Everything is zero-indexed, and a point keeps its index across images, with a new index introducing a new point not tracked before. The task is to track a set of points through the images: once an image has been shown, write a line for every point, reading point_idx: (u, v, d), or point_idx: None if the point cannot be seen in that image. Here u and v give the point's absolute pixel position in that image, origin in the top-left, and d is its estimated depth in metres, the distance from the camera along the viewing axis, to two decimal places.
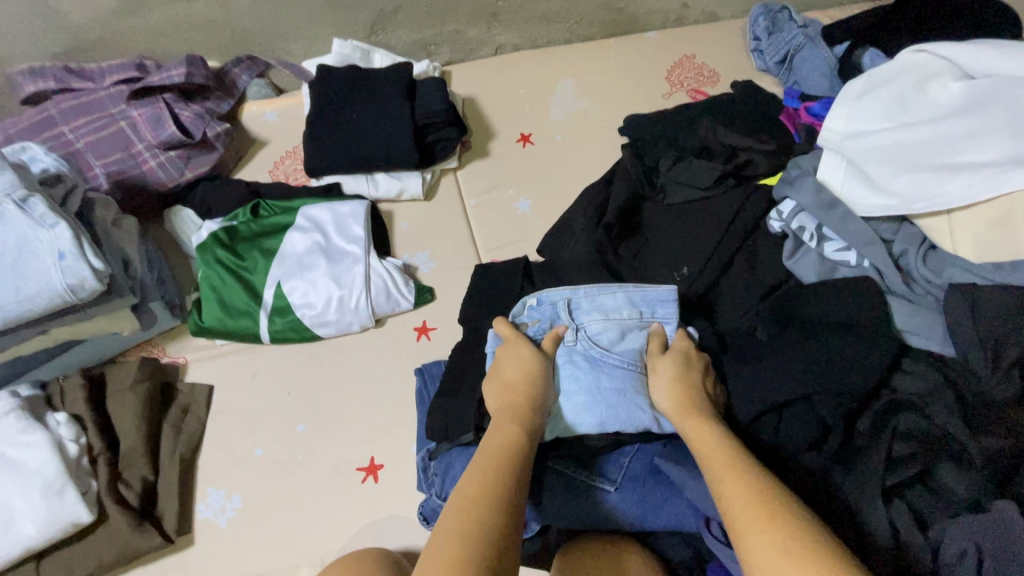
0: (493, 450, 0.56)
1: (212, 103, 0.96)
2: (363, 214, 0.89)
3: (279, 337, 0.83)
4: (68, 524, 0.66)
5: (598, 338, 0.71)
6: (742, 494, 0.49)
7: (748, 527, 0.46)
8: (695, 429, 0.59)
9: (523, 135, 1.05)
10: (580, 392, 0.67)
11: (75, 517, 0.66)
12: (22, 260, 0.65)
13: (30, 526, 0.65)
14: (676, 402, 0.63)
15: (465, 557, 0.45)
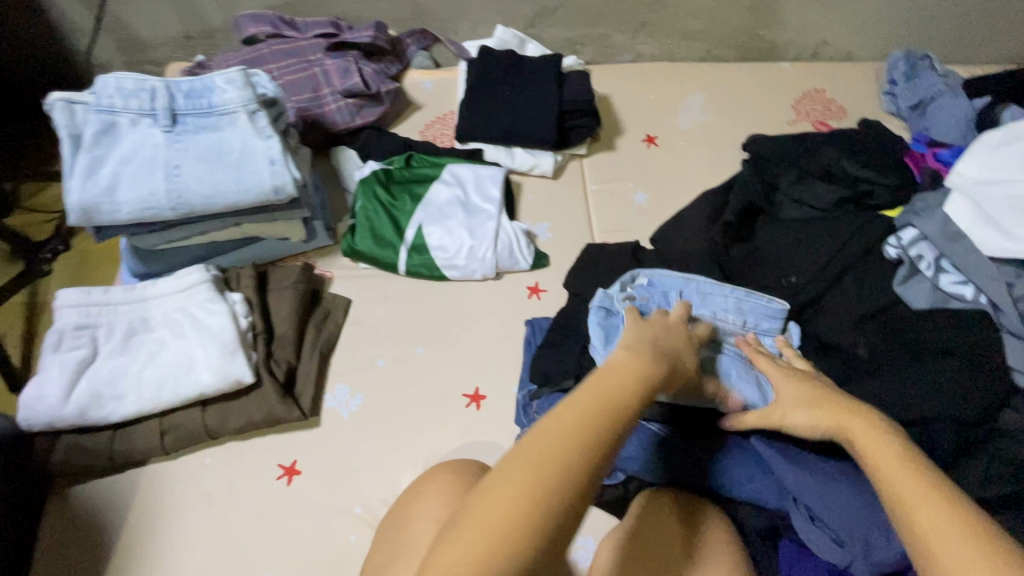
0: (606, 389, 0.49)
1: (385, 65, 1.10)
2: (501, 179, 1.00)
3: (412, 271, 0.94)
4: (233, 381, 0.79)
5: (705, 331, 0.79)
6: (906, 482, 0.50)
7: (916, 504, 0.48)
8: (858, 436, 0.56)
9: (649, 137, 1.13)
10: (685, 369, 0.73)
11: (239, 376, 0.79)
12: (243, 159, 0.79)
13: (205, 376, 0.78)
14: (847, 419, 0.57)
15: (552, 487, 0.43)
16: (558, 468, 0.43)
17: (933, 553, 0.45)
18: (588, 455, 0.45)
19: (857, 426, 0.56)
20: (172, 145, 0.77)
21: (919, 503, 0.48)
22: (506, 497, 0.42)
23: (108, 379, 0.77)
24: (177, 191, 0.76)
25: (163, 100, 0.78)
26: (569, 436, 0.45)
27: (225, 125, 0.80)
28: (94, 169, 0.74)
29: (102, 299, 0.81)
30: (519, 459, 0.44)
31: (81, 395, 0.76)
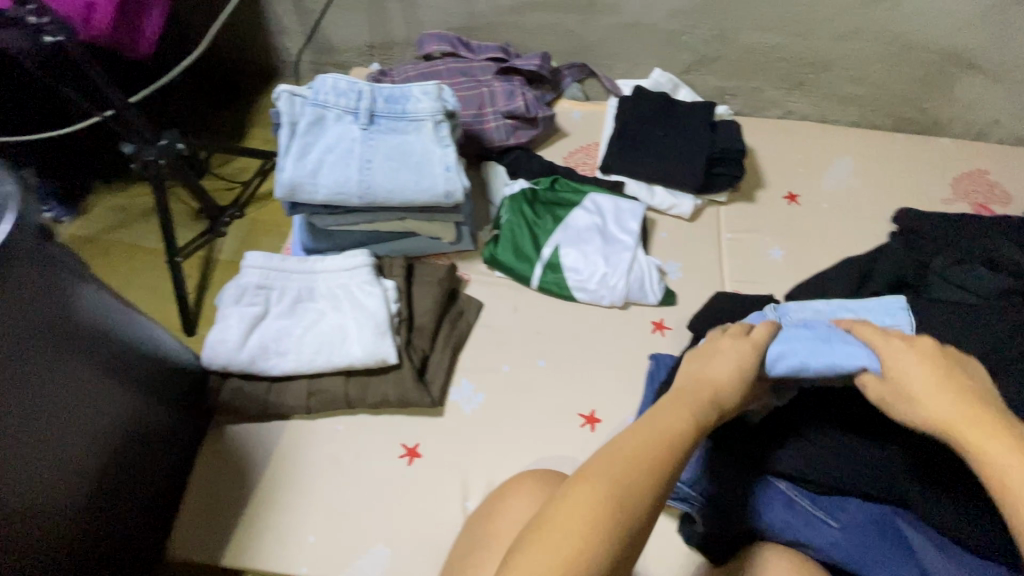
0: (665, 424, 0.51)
1: (543, 92, 1.17)
2: (640, 214, 1.03)
3: (544, 287, 0.99)
4: (379, 359, 0.86)
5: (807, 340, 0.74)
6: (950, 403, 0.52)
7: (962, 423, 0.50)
8: (899, 364, 0.56)
9: (790, 195, 1.13)
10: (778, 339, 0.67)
11: (385, 356, 0.86)
12: (423, 162, 0.87)
13: (356, 349, 0.86)
14: (955, 411, 0.51)
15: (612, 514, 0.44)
16: (623, 493, 0.45)
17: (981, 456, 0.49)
18: (648, 483, 0.46)
19: (976, 426, 0.49)
20: (367, 141, 0.87)
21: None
22: (576, 511, 0.44)
23: (274, 336, 0.87)
24: (366, 182, 0.85)
25: (367, 101, 0.88)
26: (632, 477, 0.46)
27: (413, 130, 0.89)
28: (304, 153, 0.84)
29: (280, 265, 0.91)
30: (580, 484, 0.46)
31: (253, 346, 0.86)
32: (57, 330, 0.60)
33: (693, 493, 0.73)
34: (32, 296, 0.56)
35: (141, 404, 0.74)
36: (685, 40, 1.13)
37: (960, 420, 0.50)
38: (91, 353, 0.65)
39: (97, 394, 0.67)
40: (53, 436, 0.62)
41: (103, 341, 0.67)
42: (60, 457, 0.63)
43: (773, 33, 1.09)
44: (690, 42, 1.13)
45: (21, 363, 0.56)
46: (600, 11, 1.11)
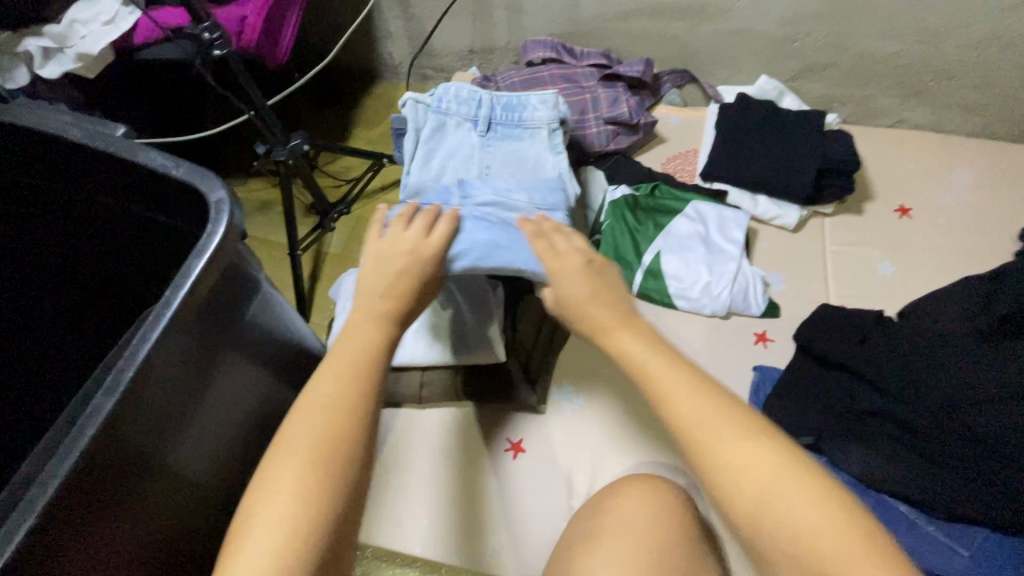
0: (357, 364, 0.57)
1: (642, 98, 1.18)
2: (744, 224, 1.03)
3: (645, 293, 1.00)
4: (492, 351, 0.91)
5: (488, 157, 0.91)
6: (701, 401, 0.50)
7: (699, 416, 0.49)
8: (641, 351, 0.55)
9: (901, 207, 1.09)
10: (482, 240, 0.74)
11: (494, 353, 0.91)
12: (537, 169, 0.91)
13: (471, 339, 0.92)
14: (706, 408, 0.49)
15: (315, 481, 0.51)
16: (326, 449, 0.52)
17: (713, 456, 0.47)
18: (344, 432, 0.53)
19: (695, 393, 0.50)
20: (485, 148, 0.91)
21: (779, 488, 0.45)
22: (282, 485, 0.50)
23: None
24: (484, 187, 0.89)
25: (486, 110, 0.92)
26: (328, 435, 0.53)
27: (528, 138, 0.92)
28: (428, 159, 0.89)
29: None
30: (282, 455, 0.52)
31: None
32: (240, 332, 0.67)
33: None
34: (232, 298, 0.64)
35: (285, 395, 0.81)
36: (796, 46, 1.10)
37: (674, 382, 0.51)
38: (251, 352, 0.71)
39: (257, 386, 0.74)
40: (213, 425, 0.67)
41: (267, 338, 0.74)
42: (222, 445, 0.69)
43: (894, 40, 1.05)
44: (801, 49, 1.11)
45: (213, 360, 0.63)
46: (709, 18, 1.10)
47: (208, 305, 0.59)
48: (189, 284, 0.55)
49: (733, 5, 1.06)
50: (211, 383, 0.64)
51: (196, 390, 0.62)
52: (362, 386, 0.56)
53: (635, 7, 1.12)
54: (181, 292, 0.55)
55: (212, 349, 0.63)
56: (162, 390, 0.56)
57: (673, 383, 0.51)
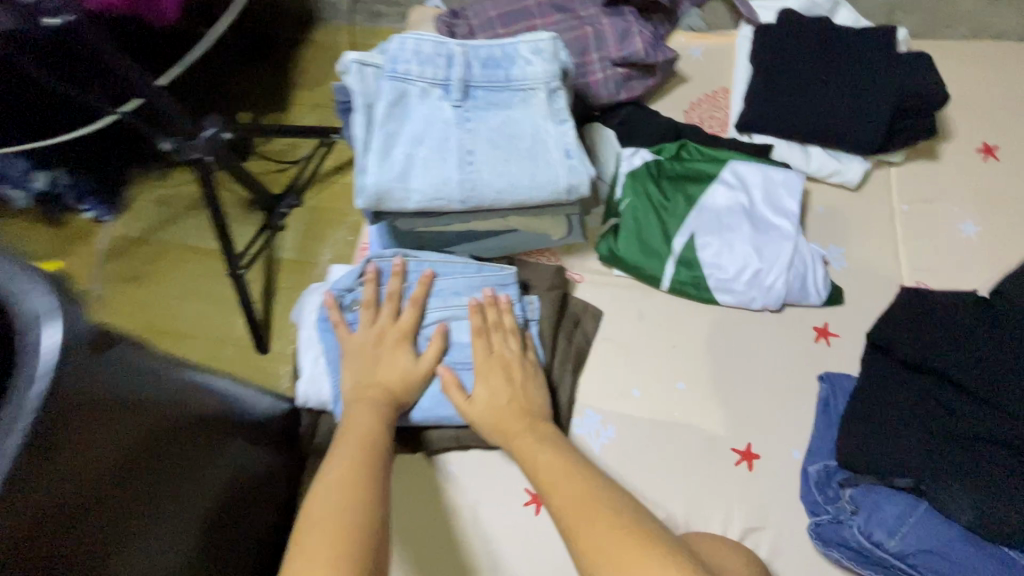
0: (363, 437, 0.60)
1: (657, 27, 0.92)
2: (798, 188, 0.81)
3: (678, 288, 0.81)
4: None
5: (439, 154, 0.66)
6: (547, 469, 0.59)
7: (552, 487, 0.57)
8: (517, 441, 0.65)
9: (986, 146, 0.87)
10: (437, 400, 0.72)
11: None
12: (537, 148, 0.67)
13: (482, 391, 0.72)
14: (555, 469, 0.59)
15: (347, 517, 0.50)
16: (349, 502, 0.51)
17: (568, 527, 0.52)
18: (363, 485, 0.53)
19: (570, 478, 0.57)
20: (463, 124, 0.67)
21: (624, 547, 0.49)
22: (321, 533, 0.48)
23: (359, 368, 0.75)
24: (468, 180, 0.66)
25: (459, 69, 0.67)
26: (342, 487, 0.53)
27: (521, 104, 0.68)
28: (388, 149, 0.65)
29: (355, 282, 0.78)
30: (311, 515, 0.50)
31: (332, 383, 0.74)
32: (154, 397, 0.48)
33: (906, 567, 0.61)
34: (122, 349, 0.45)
35: (240, 456, 0.62)
36: None
37: (550, 474, 0.59)
38: (178, 411, 0.52)
39: (195, 469, 0.53)
40: (153, 521, 0.47)
41: (186, 402, 0.54)
42: (175, 541, 0.50)
43: None
44: None
45: (124, 438, 0.44)
46: None
47: (84, 389, 0.39)
48: (55, 354, 0.37)
49: None
50: (128, 475, 0.45)
51: (99, 502, 0.42)
52: (366, 452, 0.58)
53: None
54: (41, 373, 0.36)
55: (118, 424, 0.44)
56: (50, 516, 0.37)
57: (554, 472, 0.59)
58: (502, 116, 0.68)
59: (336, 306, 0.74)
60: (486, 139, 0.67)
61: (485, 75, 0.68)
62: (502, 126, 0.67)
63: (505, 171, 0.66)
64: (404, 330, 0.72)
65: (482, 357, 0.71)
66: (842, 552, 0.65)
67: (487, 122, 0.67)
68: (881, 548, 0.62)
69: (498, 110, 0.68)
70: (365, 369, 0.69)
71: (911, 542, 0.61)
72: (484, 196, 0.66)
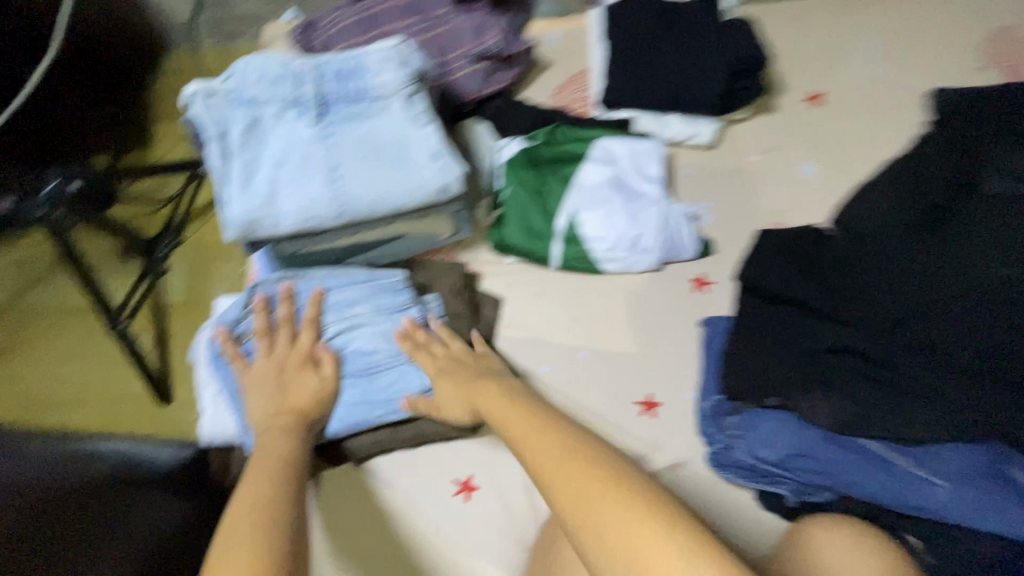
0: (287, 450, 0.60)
1: (512, 17, 0.94)
2: (659, 156, 0.88)
3: (568, 265, 0.86)
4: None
5: (302, 174, 0.66)
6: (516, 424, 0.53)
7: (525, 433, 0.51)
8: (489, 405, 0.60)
9: (813, 95, 0.98)
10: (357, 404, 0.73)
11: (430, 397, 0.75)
12: (404, 153, 0.69)
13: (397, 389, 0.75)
14: (518, 419, 0.54)
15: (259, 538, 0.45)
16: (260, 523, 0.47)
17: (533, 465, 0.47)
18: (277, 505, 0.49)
19: (536, 435, 0.50)
20: (325, 140, 0.67)
21: (579, 476, 0.43)
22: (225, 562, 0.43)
23: None
24: (338, 195, 0.66)
25: (311, 86, 0.67)
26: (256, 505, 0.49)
27: (381, 113, 0.69)
28: (248, 176, 0.65)
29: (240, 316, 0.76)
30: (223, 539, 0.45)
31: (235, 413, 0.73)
32: None
33: (784, 471, 0.70)
34: None
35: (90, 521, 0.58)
36: None
37: (524, 436, 0.50)
38: None
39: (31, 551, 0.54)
40: None
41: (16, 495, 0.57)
42: None
43: None
44: None
45: None
46: None
47: None
48: None
49: None
50: None
51: None
52: (285, 468, 0.55)
53: None
54: None
55: None
56: None
57: (516, 419, 0.54)
58: (363, 126, 0.69)
59: (229, 339, 0.73)
60: (350, 153, 0.67)
61: (336, 88, 0.69)
62: (365, 137, 0.68)
63: (376, 182, 0.67)
64: (303, 354, 0.72)
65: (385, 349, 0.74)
66: (733, 471, 0.74)
67: (349, 135, 0.68)
68: (762, 462, 0.71)
69: (359, 123, 0.69)
70: (274, 396, 0.68)
71: (786, 451, 0.69)
72: (357, 209, 0.67)
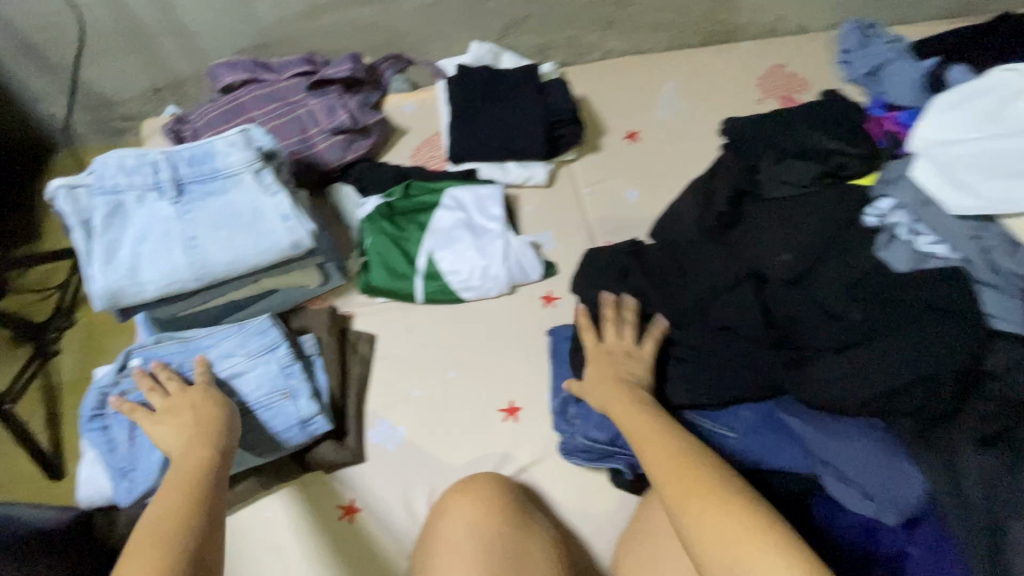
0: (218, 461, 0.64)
1: (366, 95, 1.10)
2: (500, 197, 1.03)
3: (431, 298, 0.97)
4: (311, 434, 0.82)
5: (161, 246, 0.75)
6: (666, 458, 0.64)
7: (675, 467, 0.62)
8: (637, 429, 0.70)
9: (630, 133, 1.17)
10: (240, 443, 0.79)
11: (318, 429, 0.82)
12: (256, 219, 0.80)
13: (275, 426, 0.81)
14: (669, 453, 0.64)
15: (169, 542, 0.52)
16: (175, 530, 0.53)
17: (685, 503, 0.58)
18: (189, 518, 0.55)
19: (658, 445, 0.66)
20: (184, 215, 0.77)
21: (704, 507, 0.57)
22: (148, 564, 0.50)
23: (141, 446, 0.76)
24: (196, 260, 0.76)
25: (166, 172, 0.78)
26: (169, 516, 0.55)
27: (233, 187, 0.80)
28: (111, 253, 0.74)
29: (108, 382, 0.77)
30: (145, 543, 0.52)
31: (113, 471, 0.75)
32: None
33: (618, 448, 0.82)
34: None
35: None
36: (489, 6, 1.09)
37: (643, 439, 0.68)
38: None
39: None
40: None
41: None
42: None
43: None
44: (495, 8, 1.10)
45: None
46: None
47: None
48: None
49: None
50: None
51: None
52: (196, 483, 0.60)
53: (315, 3, 1.02)
54: None
55: None
56: None
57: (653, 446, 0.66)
58: (218, 201, 0.79)
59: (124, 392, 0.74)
60: (206, 224, 0.78)
61: (191, 171, 0.79)
62: (219, 209, 0.79)
63: (232, 247, 0.78)
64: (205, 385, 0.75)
65: (266, 390, 0.81)
66: (582, 457, 0.84)
67: (205, 209, 0.78)
68: (598, 443, 0.82)
69: (214, 198, 0.79)
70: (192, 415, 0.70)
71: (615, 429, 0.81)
72: (216, 271, 0.77)
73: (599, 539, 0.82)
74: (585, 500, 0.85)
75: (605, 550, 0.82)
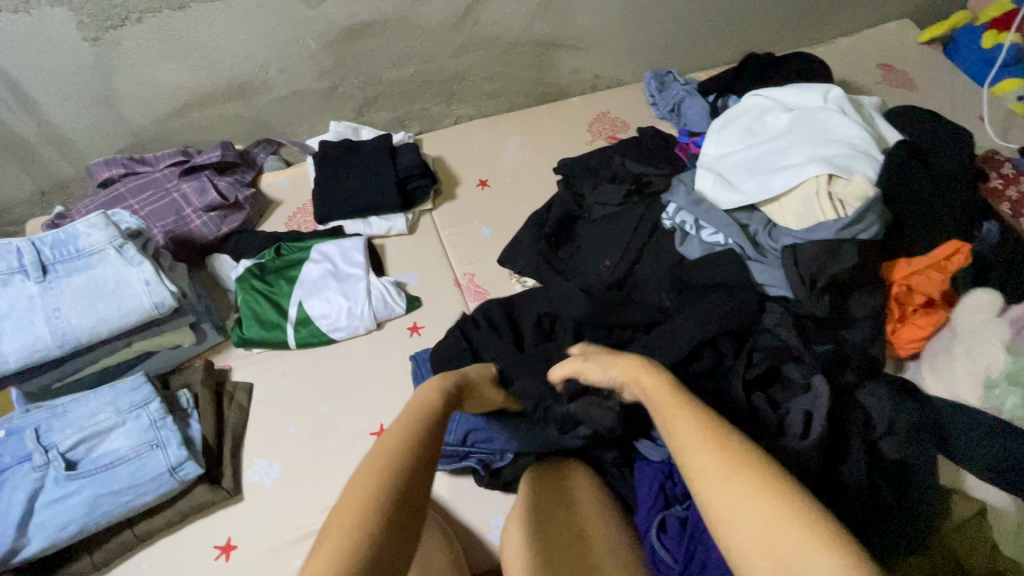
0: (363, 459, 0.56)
1: (240, 175, 1.24)
2: (363, 246, 1.16)
3: (303, 342, 1.07)
4: (181, 480, 0.87)
5: (25, 320, 0.84)
6: (690, 431, 0.55)
7: (698, 447, 0.53)
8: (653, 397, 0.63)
9: (482, 181, 1.35)
10: (105, 498, 0.82)
11: (188, 474, 0.87)
12: (120, 286, 0.89)
13: (142, 477, 0.85)
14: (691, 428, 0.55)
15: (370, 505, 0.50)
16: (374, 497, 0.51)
17: (713, 497, 0.49)
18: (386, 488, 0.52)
19: (682, 418, 0.56)
20: (47, 291, 0.86)
21: (749, 504, 0.47)
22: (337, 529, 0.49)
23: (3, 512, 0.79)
24: (59, 329, 0.85)
25: (31, 256, 0.88)
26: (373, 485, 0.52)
27: (96, 262, 0.89)
28: None
29: None
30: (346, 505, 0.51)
31: None
32: None
33: (469, 447, 0.90)
34: None
35: None
36: (342, 91, 1.28)
37: (671, 413, 0.58)
38: None
39: None
40: None
41: None
42: None
43: (406, 66, 1.29)
44: (347, 92, 1.29)
45: None
46: (255, 92, 1.21)
47: None
48: None
49: (267, 76, 1.19)
50: None
51: None
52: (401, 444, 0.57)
53: (182, 104, 1.18)
54: None
55: None
56: None
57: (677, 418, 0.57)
58: (82, 274, 0.88)
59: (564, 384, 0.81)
60: (69, 296, 0.87)
61: (55, 252, 0.89)
62: (82, 282, 0.88)
63: (98, 313, 0.87)
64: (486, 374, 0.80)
65: (134, 441, 0.86)
66: (444, 461, 0.92)
67: (68, 283, 0.87)
68: (449, 446, 0.90)
69: (79, 273, 0.88)
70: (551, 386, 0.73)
71: (462, 431, 0.90)
72: (80, 336, 0.86)
73: (470, 531, 0.90)
74: (454, 500, 0.93)
75: (473, 544, 0.89)
